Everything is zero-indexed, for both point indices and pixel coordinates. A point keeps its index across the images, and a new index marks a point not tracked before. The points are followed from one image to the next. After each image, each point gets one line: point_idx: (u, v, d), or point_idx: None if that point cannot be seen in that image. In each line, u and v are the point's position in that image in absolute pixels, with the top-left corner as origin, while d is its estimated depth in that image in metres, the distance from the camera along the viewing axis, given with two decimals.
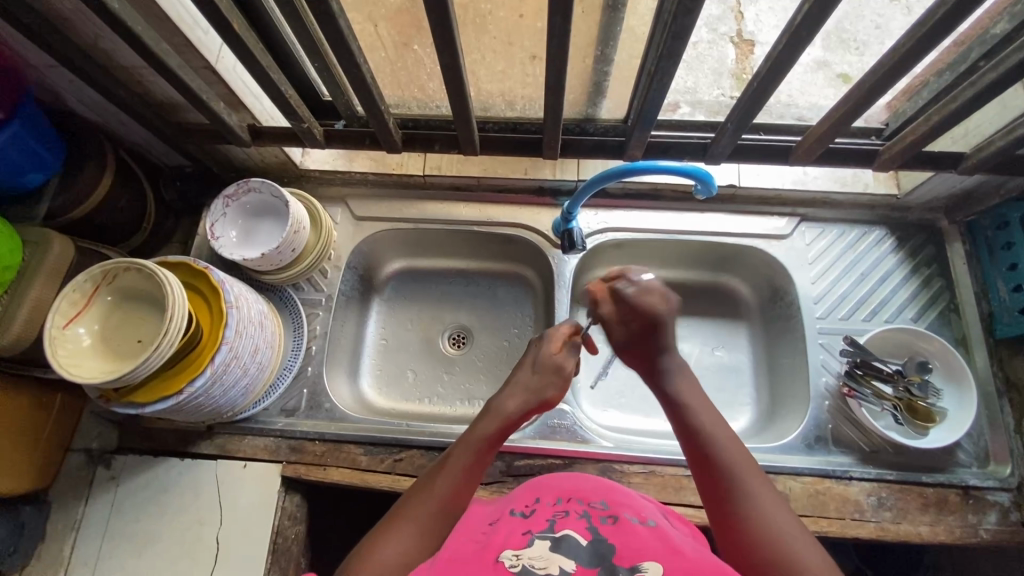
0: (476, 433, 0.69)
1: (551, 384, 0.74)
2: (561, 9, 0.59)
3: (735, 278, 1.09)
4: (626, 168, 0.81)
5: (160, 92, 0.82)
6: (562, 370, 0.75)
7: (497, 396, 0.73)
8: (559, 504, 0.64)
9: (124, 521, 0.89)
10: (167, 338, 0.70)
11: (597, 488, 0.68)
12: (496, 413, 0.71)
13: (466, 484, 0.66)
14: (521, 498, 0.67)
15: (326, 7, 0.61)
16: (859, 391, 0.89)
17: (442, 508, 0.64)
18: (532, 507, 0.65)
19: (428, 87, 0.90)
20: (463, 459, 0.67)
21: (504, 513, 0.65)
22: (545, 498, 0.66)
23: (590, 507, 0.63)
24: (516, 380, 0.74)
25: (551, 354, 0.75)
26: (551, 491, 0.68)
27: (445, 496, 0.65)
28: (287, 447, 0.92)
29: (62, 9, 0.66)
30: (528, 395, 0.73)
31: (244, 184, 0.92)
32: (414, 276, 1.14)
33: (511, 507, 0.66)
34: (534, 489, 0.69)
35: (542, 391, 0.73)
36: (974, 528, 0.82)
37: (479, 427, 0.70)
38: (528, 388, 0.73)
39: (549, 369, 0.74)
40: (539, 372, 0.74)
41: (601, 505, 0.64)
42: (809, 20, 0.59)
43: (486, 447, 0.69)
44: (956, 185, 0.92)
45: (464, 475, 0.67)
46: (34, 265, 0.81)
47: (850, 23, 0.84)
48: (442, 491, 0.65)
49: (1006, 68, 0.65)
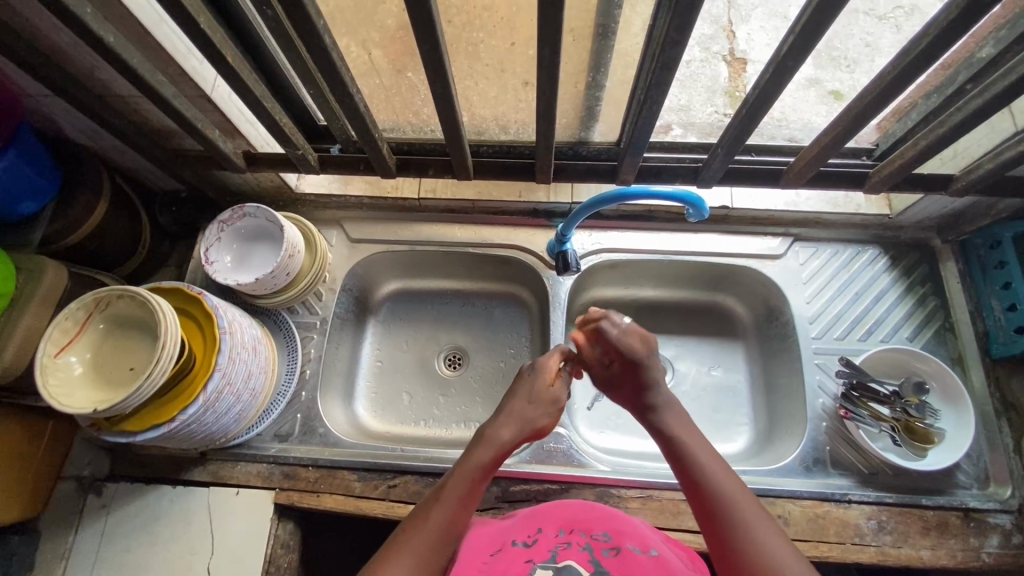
0: (471, 463, 0.68)
1: (545, 413, 0.75)
2: (551, 41, 0.60)
3: (730, 297, 1.09)
4: (620, 194, 0.81)
5: (157, 120, 0.83)
6: (558, 400, 0.76)
7: (492, 423, 0.73)
8: (561, 534, 0.64)
9: (115, 551, 0.87)
10: (159, 366, 0.70)
11: (599, 517, 0.67)
12: (489, 442, 0.70)
13: (462, 510, 0.65)
14: (522, 528, 0.67)
15: (318, 39, 0.62)
16: (856, 412, 0.88)
17: (440, 538, 0.62)
18: (534, 537, 0.65)
19: (422, 112, 0.91)
20: (459, 486, 0.66)
21: (506, 542, 0.65)
22: (547, 528, 0.66)
23: (592, 538, 0.63)
24: (511, 406, 0.74)
25: (546, 386, 0.76)
26: (555, 521, 0.67)
27: (440, 526, 0.63)
28: (280, 473, 0.91)
29: (60, 42, 0.67)
30: (518, 421, 0.73)
31: (238, 210, 0.93)
32: (410, 298, 1.14)
33: (513, 536, 0.66)
34: (536, 518, 0.69)
35: (536, 420, 0.74)
36: (976, 552, 0.81)
37: (474, 455, 0.69)
38: (524, 417, 0.73)
39: (544, 399, 0.75)
40: (535, 402, 0.75)
41: (603, 536, 0.63)
42: (794, 51, 0.60)
43: (481, 475, 0.68)
44: (947, 206, 0.93)
45: (462, 502, 0.65)
46: (28, 293, 0.81)
47: (840, 41, 0.90)
48: (438, 520, 0.64)
49: (992, 95, 0.66)
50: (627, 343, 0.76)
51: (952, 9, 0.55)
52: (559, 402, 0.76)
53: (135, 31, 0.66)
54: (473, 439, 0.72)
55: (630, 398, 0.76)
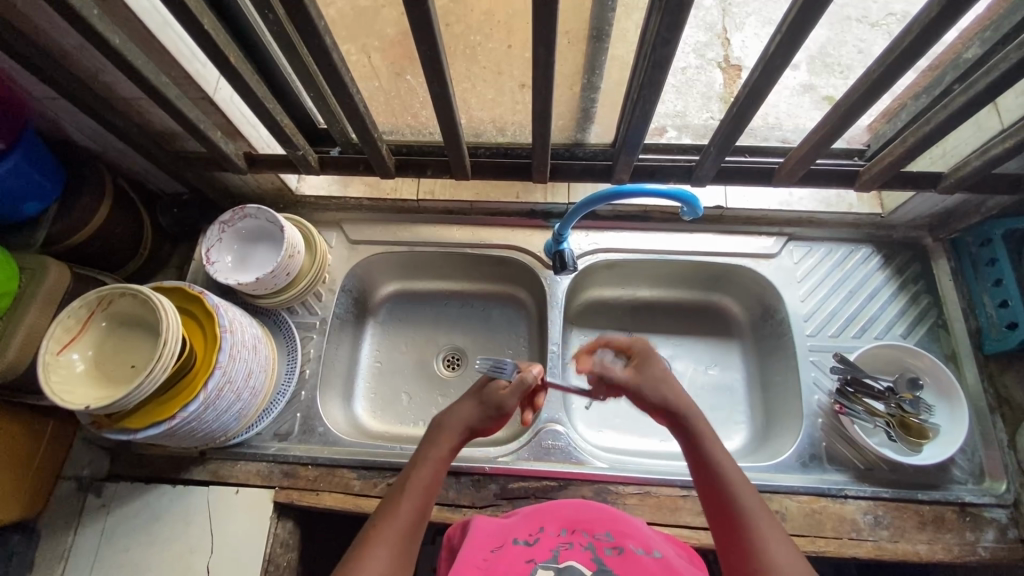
0: (432, 453, 0.69)
1: (490, 416, 0.73)
2: (545, 41, 0.61)
3: (726, 297, 1.10)
4: (615, 192, 0.83)
5: (160, 122, 0.84)
6: (506, 407, 0.73)
7: (446, 415, 0.73)
8: (563, 534, 0.65)
9: (114, 550, 0.88)
10: (161, 362, 0.71)
11: (603, 516, 0.68)
12: (446, 435, 0.71)
13: (426, 501, 0.66)
14: (523, 526, 0.68)
15: (318, 39, 0.63)
16: (851, 408, 0.89)
17: (409, 528, 0.63)
18: (535, 535, 0.66)
19: (421, 115, 0.93)
20: (425, 477, 0.67)
21: (507, 539, 0.65)
22: (548, 527, 0.67)
23: (594, 538, 0.64)
24: (464, 398, 0.75)
25: (495, 390, 0.73)
26: (556, 519, 0.68)
27: (411, 516, 0.64)
28: (280, 472, 0.91)
29: (65, 45, 0.68)
30: (471, 422, 0.72)
31: (239, 211, 0.94)
32: (409, 300, 1.15)
33: (514, 534, 0.67)
34: (538, 516, 0.70)
35: (481, 421, 0.72)
36: (972, 546, 0.82)
37: (434, 446, 0.70)
38: (472, 415, 0.72)
39: (492, 405, 0.72)
40: (484, 403, 0.73)
41: (605, 536, 0.65)
42: (782, 50, 0.62)
43: (442, 465, 0.69)
44: (938, 205, 0.94)
45: (425, 492, 0.66)
46: (30, 292, 0.81)
47: (833, 49, 0.96)
48: (405, 513, 0.64)
49: (975, 92, 0.67)
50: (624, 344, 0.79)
51: (932, 7, 0.56)
52: (504, 414, 0.72)
53: (141, 34, 0.67)
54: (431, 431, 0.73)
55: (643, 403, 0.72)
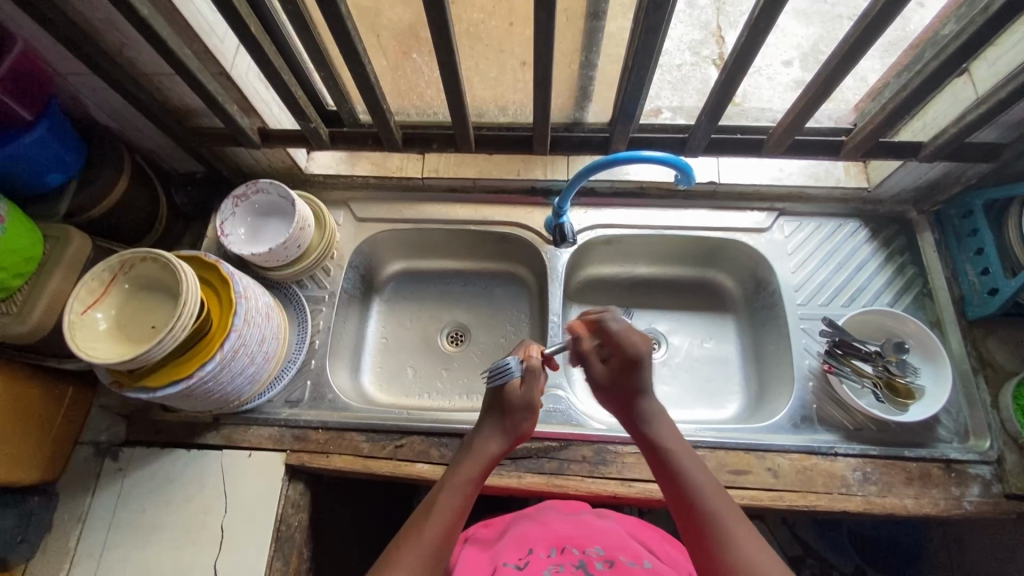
0: (459, 478, 0.74)
1: (522, 419, 0.77)
2: (547, 6, 0.65)
3: (721, 273, 1.14)
4: (610, 160, 0.86)
5: (178, 98, 0.89)
6: (533, 403, 0.77)
7: (477, 437, 0.78)
8: (553, 554, 0.70)
9: (130, 511, 0.91)
10: (181, 320, 0.74)
11: (589, 532, 0.75)
12: (477, 456, 0.75)
13: (453, 523, 0.69)
14: (512, 550, 0.72)
15: (333, 8, 0.67)
16: (839, 368, 0.93)
17: (434, 553, 0.66)
18: (525, 559, 0.70)
19: (426, 94, 0.98)
20: (453, 500, 0.71)
21: (498, 565, 0.70)
22: (537, 549, 0.72)
23: (585, 555, 0.70)
24: (489, 416, 0.79)
25: (512, 391, 0.78)
26: (544, 541, 0.73)
27: (434, 540, 0.67)
28: (291, 436, 0.94)
29: (92, 18, 0.72)
30: (506, 432, 0.77)
31: (253, 185, 0.98)
32: (414, 278, 1.19)
33: (503, 559, 0.71)
34: (525, 538, 0.74)
35: (515, 427, 0.77)
36: (958, 500, 0.85)
37: (461, 471, 0.74)
38: (504, 428, 0.77)
39: (519, 407, 0.77)
40: (510, 412, 0.77)
41: (596, 551, 0.71)
42: (763, 16, 0.66)
43: (472, 487, 0.73)
44: (922, 176, 0.98)
45: (455, 515, 0.70)
46: (55, 257, 0.85)
47: (825, 45, 0.98)
48: (433, 532, 0.68)
49: (948, 56, 0.72)
50: (626, 341, 0.78)
51: None
52: (532, 407, 0.77)
53: (166, 6, 0.71)
54: (462, 452, 0.78)
55: (619, 403, 0.79)
